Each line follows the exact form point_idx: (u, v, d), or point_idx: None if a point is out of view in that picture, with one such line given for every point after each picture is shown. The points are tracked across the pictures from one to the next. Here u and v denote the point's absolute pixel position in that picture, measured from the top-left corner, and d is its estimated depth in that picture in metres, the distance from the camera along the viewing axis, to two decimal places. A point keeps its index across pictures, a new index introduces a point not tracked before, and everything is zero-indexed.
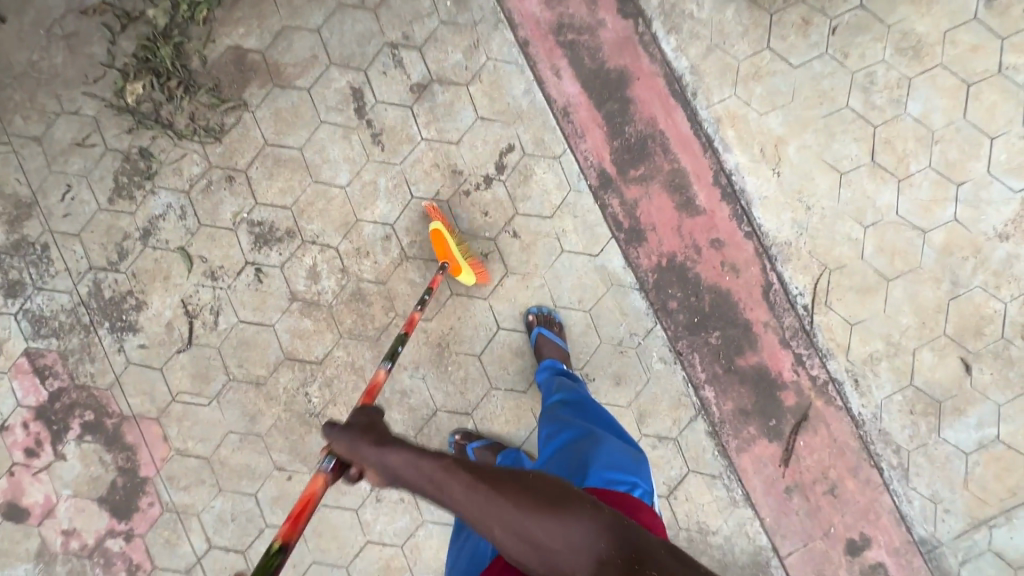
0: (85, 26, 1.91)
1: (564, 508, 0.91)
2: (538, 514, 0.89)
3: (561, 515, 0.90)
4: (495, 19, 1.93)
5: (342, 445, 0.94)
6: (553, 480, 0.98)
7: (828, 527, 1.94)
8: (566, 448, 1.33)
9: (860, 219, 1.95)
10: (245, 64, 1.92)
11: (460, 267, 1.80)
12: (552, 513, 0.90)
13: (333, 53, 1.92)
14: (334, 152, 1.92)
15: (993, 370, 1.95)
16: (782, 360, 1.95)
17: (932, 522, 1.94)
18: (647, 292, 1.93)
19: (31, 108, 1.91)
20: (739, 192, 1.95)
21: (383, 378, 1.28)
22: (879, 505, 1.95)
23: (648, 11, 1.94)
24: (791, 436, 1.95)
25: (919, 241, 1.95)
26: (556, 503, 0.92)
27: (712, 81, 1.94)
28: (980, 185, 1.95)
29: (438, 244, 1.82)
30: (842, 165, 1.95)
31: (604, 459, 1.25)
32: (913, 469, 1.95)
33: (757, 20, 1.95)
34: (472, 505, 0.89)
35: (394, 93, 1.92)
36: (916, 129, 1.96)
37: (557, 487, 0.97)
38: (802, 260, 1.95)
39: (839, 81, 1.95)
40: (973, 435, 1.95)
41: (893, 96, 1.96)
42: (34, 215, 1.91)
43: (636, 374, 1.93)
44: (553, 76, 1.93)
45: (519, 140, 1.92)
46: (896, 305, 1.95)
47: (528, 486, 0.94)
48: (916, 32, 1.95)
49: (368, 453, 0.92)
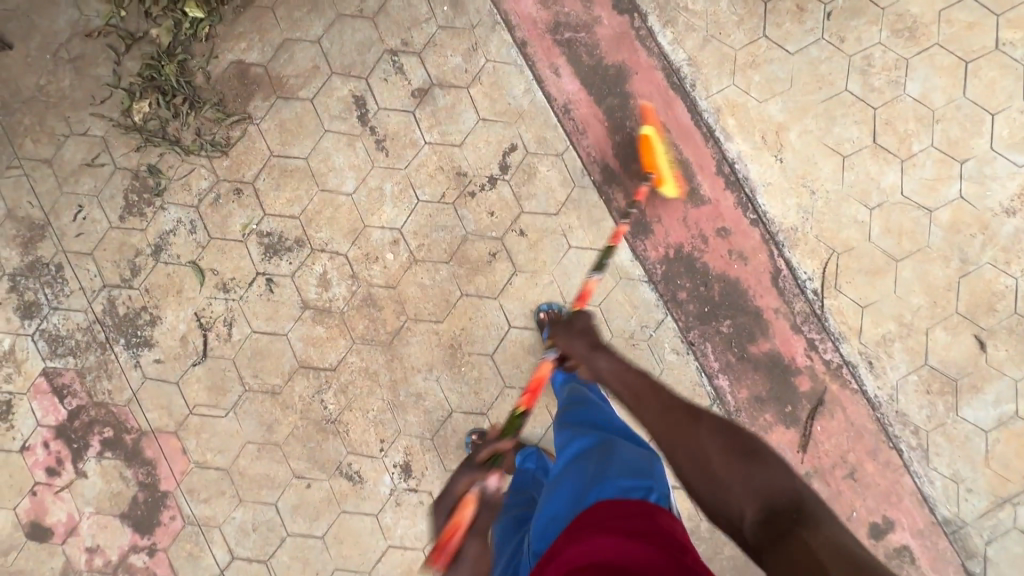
0: (90, 48, 1.94)
1: (750, 453, 0.94)
2: (721, 446, 0.98)
3: (748, 456, 0.94)
4: (492, 22, 1.96)
5: (579, 351, 1.45)
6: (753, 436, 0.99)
7: (850, 511, 1.93)
8: (579, 458, 1.21)
9: (865, 201, 1.96)
10: (248, 78, 1.95)
11: (664, 178, 1.90)
12: (735, 446, 0.97)
13: (334, 62, 1.95)
14: (339, 160, 1.94)
15: (1008, 346, 1.95)
16: (795, 345, 1.95)
17: (955, 502, 1.93)
18: (657, 283, 1.94)
19: (41, 131, 1.94)
20: (743, 181, 1.95)
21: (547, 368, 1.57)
22: (900, 487, 1.94)
23: (643, 5, 1.96)
24: (808, 421, 1.94)
25: (925, 220, 1.95)
26: (745, 448, 0.96)
27: (710, 72, 1.96)
28: (984, 161, 1.96)
29: (646, 151, 1.91)
30: (844, 148, 1.96)
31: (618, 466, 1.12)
32: (933, 449, 1.94)
33: (751, 9, 1.97)
34: (659, 420, 1.09)
35: (395, 99, 1.95)
36: (917, 109, 1.96)
37: (752, 441, 0.97)
38: (809, 244, 1.95)
39: (836, 65, 1.96)
40: (991, 412, 1.94)
41: (891, 77, 1.97)
42: (47, 236, 1.94)
43: (649, 366, 1.94)
44: (552, 75, 1.95)
45: (522, 139, 1.94)
46: (906, 285, 1.95)
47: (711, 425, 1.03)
48: (911, 13, 1.97)
49: (589, 358, 1.41)
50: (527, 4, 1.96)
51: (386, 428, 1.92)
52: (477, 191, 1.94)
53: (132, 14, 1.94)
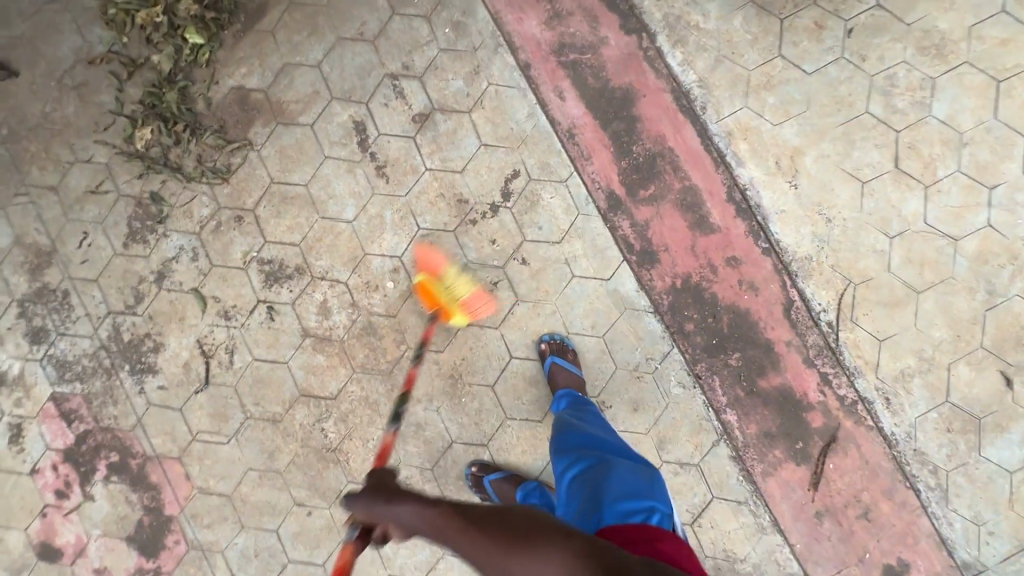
0: (94, 75, 1.95)
1: (533, 547, 0.89)
2: (529, 545, 0.90)
3: (542, 547, 0.90)
4: (494, 43, 1.90)
5: (358, 510, 1.05)
6: (534, 517, 0.96)
7: (863, 552, 1.86)
8: (580, 481, 1.30)
9: (885, 229, 1.86)
10: (249, 104, 1.93)
11: (450, 310, 1.80)
12: (539, 542, 0.91)
13: (335, 87, 1.92)
14: (340, 187, 1.92)
15: None
16: (808, 380, 1.87)
17: (976, 546, 1.85)
18: (663, 315, 1.88)
19: (47, 159, 1.96)
20: (755, 208, 1.88)
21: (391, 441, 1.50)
22: (917, 529, 1.86)
23: (652, 25, 1.89)
24: (820, 459, 1.88)
25: (950, 250, 1.85)
26: (547, 537, 0.92)
27: (721, 94, 1.88)
28: (1015, 188, 1.84)
29: (426, 294, 1.84)
30: (864, 174, 1.87)
31: (620, 488, 1.22)
32: (953, 490, 1.86)
33: (766, 28, 1.87)
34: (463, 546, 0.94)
35: (396, 124, 1.91)
36: (943, 132, 1.85)
37: (534, 525, 0.94)
38: (824, 275, 1.87)
39: (856, 86, 1.87)
40: (1017, 452, 1.85)
41: (916, 98, 1.86)
42: (54, 263, 1.96)
43: (654, 399, 1.89)
44: (556, 98, 1.89)
45: (525, 165, 1.89)
46: (927, 318, 1.86)
47: (498, 525, 0.95)
48: (938, 30, 1.85)
49: (382, 510, 1.03)
50: (531, 25, 1.90)
51: (386, 458, 1.91)
52: (478, 219, 1.90)
53: (134, 42, 1.94)
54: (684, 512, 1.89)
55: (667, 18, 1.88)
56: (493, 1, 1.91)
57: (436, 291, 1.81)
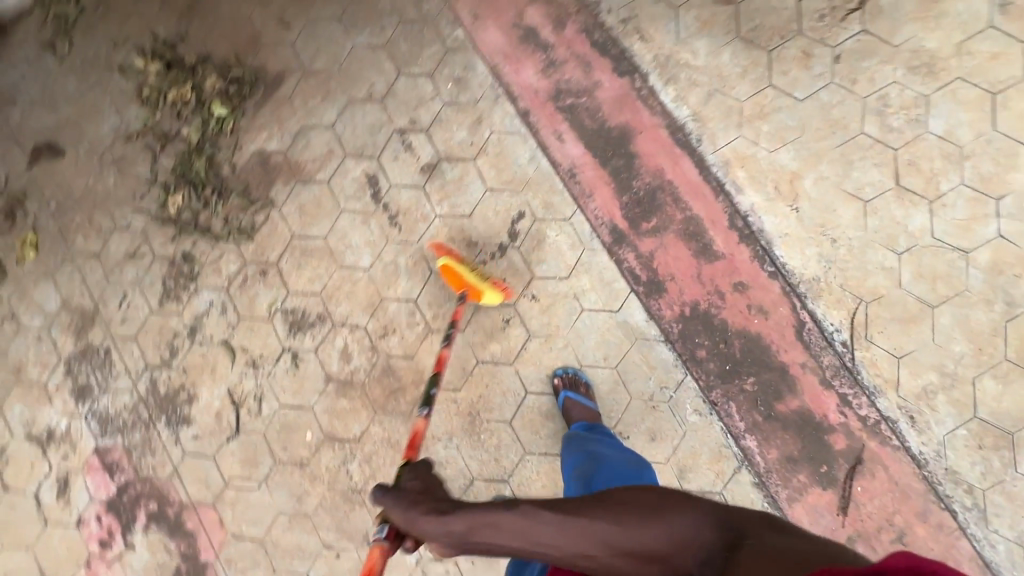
0: (131, 149, 2.13)
1: (657, 514, 0.98)
2: (627, 519, 0.97)
3: (647, 519, 0.97)
4: (494, 94, 2.02)
5: (398, 515, 1.06)
6: (635, 495, 1.04)
7: None
8: (573, 475, 1.46)
9: (892, 246, 1.87)
10: (270, 166, 2.08)
11: (480, 291, 1.85)
12: (637, 517, 0.98)
13: (348, 145, 2.06)
14: (356, 237, 2.03)
15: None
16: (826, 401, 1.86)
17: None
18: (674, 343, 1.91)
19: (90, 227, 2.13)
20: (758, 233, 1.91)
21: (422, 427, 1.48)
22: (958, 553, 1.79)
23: (643, 66, 1.97)
24: (847, 482, 1.84)
25: (962, 262, 1.84)
26: (648, 512, 0.98)
27: (716, 126, 1.94)
28: None
29: (452, 276, 1.89)
30: (865, 193, 1.89)
31: (608, 476, 1.37)
32: (991, 510, 1.79)
33: (755, 60, 1.94)
34: (557, 534, 0.97)
35: (406, 175, 2.03)
36: (942, 147, 1.87)
37: (644, 501, 1.02)
38: (834, 295, 1.88)
39: (849, 108, 1.91)
40: None
41: (911, 116, 1.89)
42: (97, 323, 2.10)
43: (671, 428, 1.89)
44: (556, 141, 1.98)
45: (529, 206, 1.97)
46: (945, 333, 1.84)
47: (591, 506, 1.01)
48: (926, 49, 1.89)
49: (428, 524, 1.03)
50: (528, 74, 2.01)
51: None
52: (488, 259, 1.97)
53: (166, 117, 2.12)
54: None
55: (657, 58, 1.97)
56: (491, 56, 2.03)
57: (462, 270, 1.86)
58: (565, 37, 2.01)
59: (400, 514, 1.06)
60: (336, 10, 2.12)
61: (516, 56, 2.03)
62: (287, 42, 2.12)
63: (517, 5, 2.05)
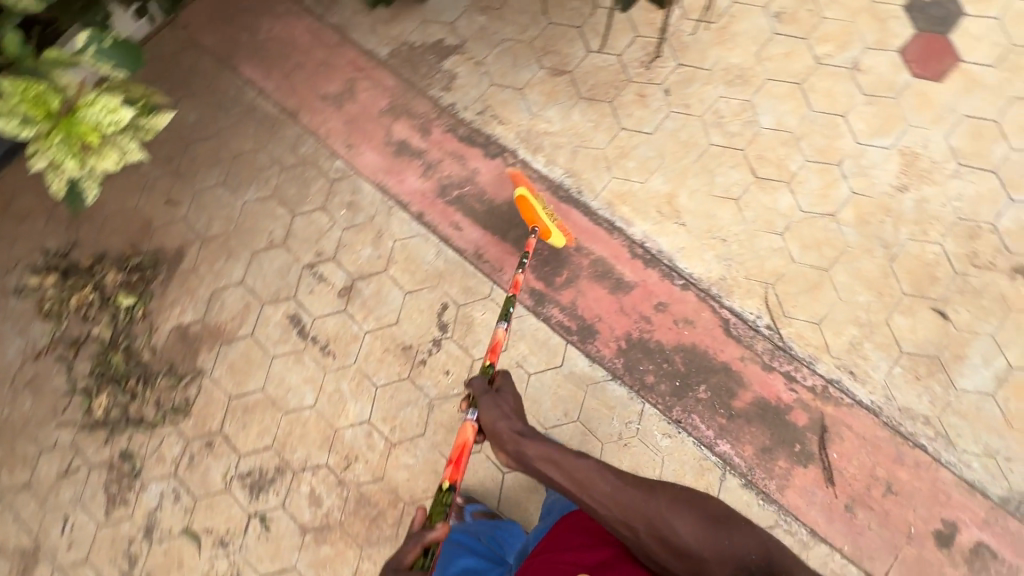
0: (42, 366, 2.08)
1: (713, 523, 1.03)
2: (684, 515, 1.04)
3: (705, 523, 1.03)
4: (387, 207, 2.15)
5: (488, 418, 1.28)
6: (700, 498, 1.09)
7: (907, 527, 1.84)
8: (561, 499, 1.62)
9: (773, 229, 2.07)
10: (190, 337, 2.08)
11: (551, 230, 1.92)
12: (692, 516, 1.04)
13: (262, 294, 2.10)
14: (294, 378, 2.03)
15: (966, 306, 1.99)
16: (774, 384, 1.96)
17: (1002, 476, 1.86)
18: (623, 377, 1.98)
19: (14, 459, 2.02)
20: (659, 255, 2.07)
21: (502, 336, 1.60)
22: (943, 483, 1.86)
23: (510, 144, 2.18)
24: (822, 452, 1.91)
25: (834, 224, 2.06)
26: (704, 517, 1.04)
27: (589, 176, 2.14)
28: (857, 156, 2.11)
29: (526, 210, 1.89)
30: (733, 192, 2.11)
31: None
32: (953, 432, 1.90)
33: (602, 112, 2.20)
34: (617, 496, 1.08)
35: (326, 304, 2.08)
36: (778, 137, 2.14)
37: (704, 505, 1.07)
38: (743, 286, 2.03)
39: (693, 128, 2.17)
40: (986, 374, 1.94)
41: (743, 119, 2.16)
42: (41, 559, 1.94)
43: (650, 459, 1.92)
44: (455, 230, 2.12)
45: (450, 295, 2.06)
46: (847, 288, 2.01)
47: (658, 487, 1.09)
48: (733, 65, 2.21)
49: (512, 442, 1.22)
50: (412, 181, 2.17)
51: None
52: (427, 357, 2.01)
53: (73, 323, 2.10)
54: None
55: (519, 135, 2.19)
56: (374, 175, 2.19)
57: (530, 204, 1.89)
58: (435, 140, 2.21)
59: (490, 416, 1.28)
60: (220, 177, 2.24)
61: (397, 169, 2.19)
62: (180, 218, 2.20)
63: (384, 126, 2.24)
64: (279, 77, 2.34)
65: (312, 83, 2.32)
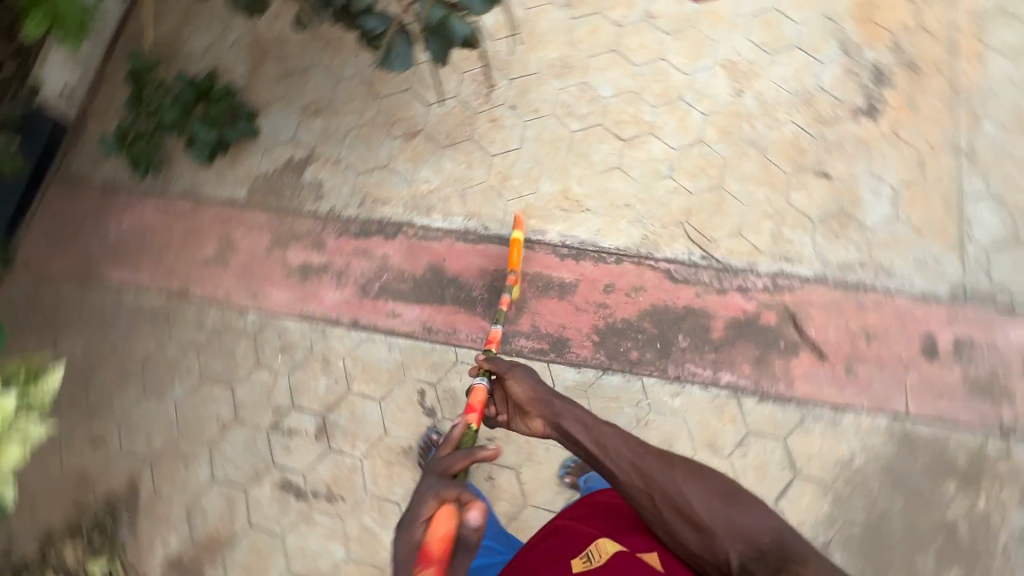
0: None
1: (727, 500, 1.13)
2: (697, 487, 1.15)
3: (717, 500, 1.13)
4: (321, 332, 2.09)
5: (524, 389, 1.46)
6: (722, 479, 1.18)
7: (898, 359, 2.02)
8: None
9: (661, 175, 2.23)
10: (189, 563, 1.89)
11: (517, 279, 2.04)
12: (708, 492, 1.14)
13: (241, 479, 1.96)
14: (315, 543, 1.89)
15: (837, 159, 2.24)
16: (735, 302, 2.09)
17: (939, 277, 2.10)
18: (611, 366, 2.04)
19: None
20: (583, 245, 2.16)
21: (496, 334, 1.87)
22: (902, 308, 2.07)
23: (404, 218, 2.21)
24: (803, 336, 2.05)
25: (705, 147, 2.26)
26: (718, 493, 1.14)
27: (488, 209, 2.20)
28: (691, 84, 2.34)
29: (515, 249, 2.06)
30: (614, 162, 2.26)
31: None
32: (886, 262, 2.12)
33: (469, 151, 2.28)
34: (636, 465, 1.21)
35: (309, 453, 1.97)
36: (623, 100, 2.33)
37: (721, 484, 1.16)
38: (664, 235, 2.16)
39: (551, 126, 2.30)
40: (882, 204, 2.18)
41: (588, 99, 2.33)
42: None
43: (672, 424, 1.98)
44: (395, 319, 2.09)
45: (422, 380, 2.02)
46: (744, 192, 2.21)
47: (681, 464, 1.20)
48: (555, 59, 2.39)
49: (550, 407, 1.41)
50: (332, 296, 2.13)
51: None
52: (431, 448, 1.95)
53: None
54: (782, 471, 1.93)
55: (407, 205, 2.22)
56: (292, 309, 2.13)
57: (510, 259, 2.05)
58: (333, 249, 2.19)
59: (518, 386, 1.48)
60: (139, 391, 2.08)
61: (312, 292, 2.14)
62: (116, 452, 2.01)
63: (279, 260, 2.19)
64: (150, 266, 2.22)
65: (187, 255, 2.22)
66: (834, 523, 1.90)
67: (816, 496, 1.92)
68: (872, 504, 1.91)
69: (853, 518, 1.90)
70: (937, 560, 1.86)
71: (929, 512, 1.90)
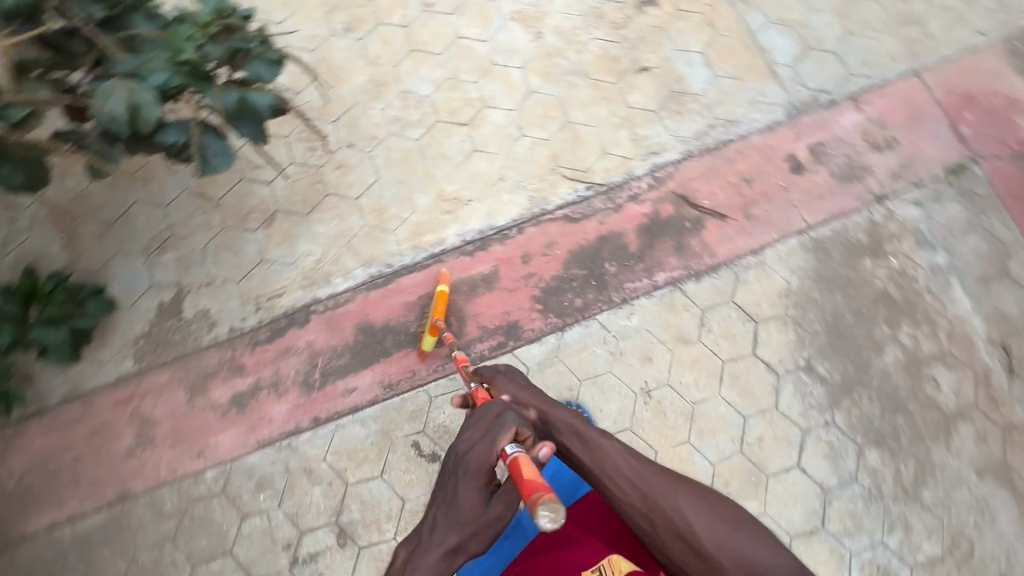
0: None
1: (738, 530, 1.01)
2: (704, 517, 1.02)
3: (728, 531, 1.00)
4: (288, 447, 1.97)
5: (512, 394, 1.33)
6: (729, 503, 1.06)
7: (778, 186, 2.26)
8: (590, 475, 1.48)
9: (514, 138, 2.31)
10: None
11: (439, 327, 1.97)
12: (715, 520, 1.02)
13: None
14: None
15: (645, 52, 2.43)
16: (633, 211, 2.23)
17: (771, 106, 2.36)
18: (565, 322, 2.10)
19: None
20: (483, 234, 2.19)
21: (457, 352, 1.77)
22: (758, 145, 2.31)
23: (308, 298, 2.12)
24: (699, 208, 2.23)
25: (537, 96, 2.37)
26: (727, 522, 1.02)
27: (381, 248, 2.17)
28: (496, 48, 2.43)
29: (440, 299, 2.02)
30: (469, 148, 2.30)
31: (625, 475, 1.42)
32: (727, 115, 2.35)
33: (333, 206, 2.22)
34: (636, 486, 1.08)
35: (343, 564, 1.86)
36: (446, 90, 2.37)
37: (728, 510, 1.04)
38: (546, 187, 2.25)
39: (396, 145, 2.30)
40: (699, 70, 2.41)
41: (415, 105, 2.35)
42: None
43: (641, 339, 2.09)
44: (353, 393, 2.01)
45: (409, 433, 1.97)
46: (589, 117, 2.35)
47: (685, 489, 1.07)
48: (365, 85, 2.38)
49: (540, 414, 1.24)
50: (279, 408, 2.01)
51: None
52: None
53: None
54: (745, 325, 2.11)
55: (304, 285, 2.13)
56: (247, 443, 1.98)
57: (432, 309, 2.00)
58: (255, 365, 2.05)
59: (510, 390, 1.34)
60: None
61: (258, 416, 2.00)
62: None
63: (206, 406, 2.02)
64: (72, 489, 1.96)
65: (106, 456, 1.99)
66: (804, 341, 2.10)
67: (780, 329, 2.11)
68: (822, 310, 2.14)
69: (816, 330, 2.12)
70: (890, 324, 2.13)
71: (864, 291, 2.16)
